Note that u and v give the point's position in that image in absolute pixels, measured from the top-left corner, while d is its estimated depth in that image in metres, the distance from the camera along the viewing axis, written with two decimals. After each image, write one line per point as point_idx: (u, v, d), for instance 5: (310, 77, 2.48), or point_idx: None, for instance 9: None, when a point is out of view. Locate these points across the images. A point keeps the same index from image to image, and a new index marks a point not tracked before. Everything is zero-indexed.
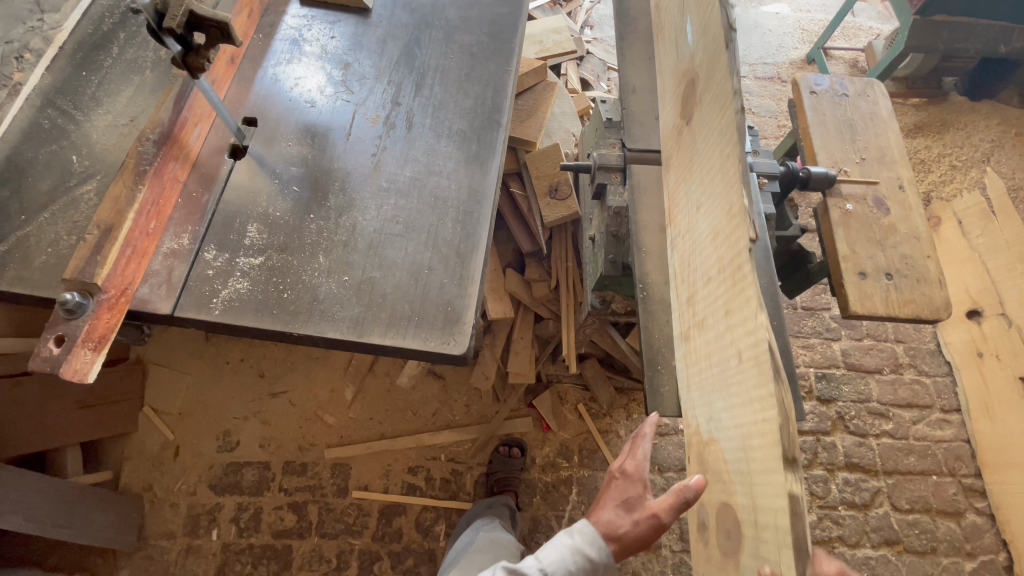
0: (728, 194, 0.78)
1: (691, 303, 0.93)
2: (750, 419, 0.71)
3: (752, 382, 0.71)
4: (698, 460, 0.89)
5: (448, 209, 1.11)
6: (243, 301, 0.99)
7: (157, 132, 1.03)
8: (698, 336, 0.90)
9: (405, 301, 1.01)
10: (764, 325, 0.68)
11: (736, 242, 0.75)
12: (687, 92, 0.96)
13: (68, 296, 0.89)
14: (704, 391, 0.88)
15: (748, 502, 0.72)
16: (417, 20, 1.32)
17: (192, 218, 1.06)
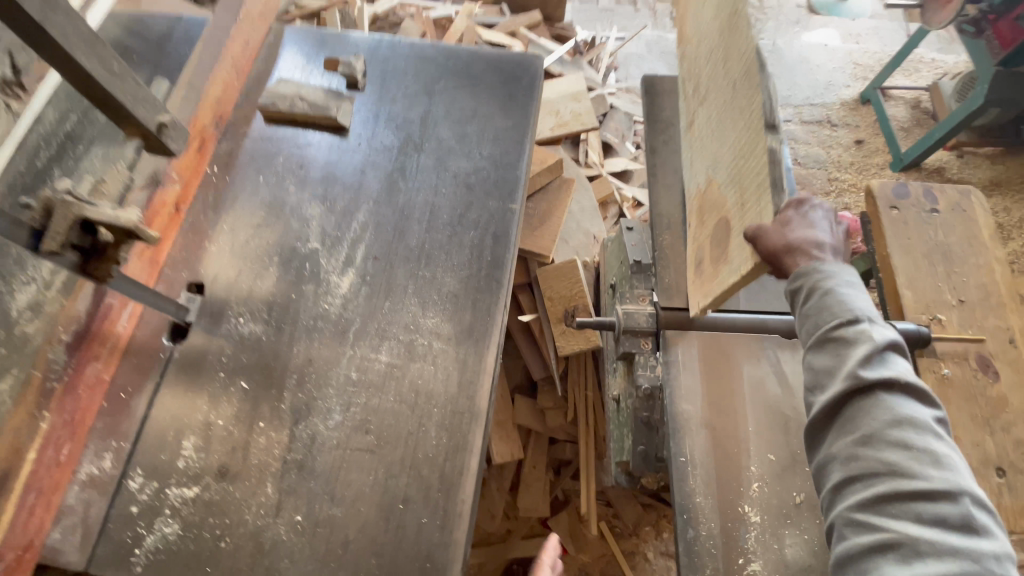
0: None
1: (693, 84, 1.02)
2: (742, 126, 0.81)
3: (747, 94, 0.80)
4: (698, 214, 0.98)
5: (433, 408, 0.88)
6: (170, 560, 0.79)
7: (71, 332, 0.84)
8: (701, 105, 0.99)
9: (369, 553, 0.79)
10: (753, 38, 0.76)
11: None
12: None
13: None
14: (704, 152, 0.97)
15: (738, 199, 0.83)
16: (404, 141, 1.11)
17: (121, 429, 0.86)
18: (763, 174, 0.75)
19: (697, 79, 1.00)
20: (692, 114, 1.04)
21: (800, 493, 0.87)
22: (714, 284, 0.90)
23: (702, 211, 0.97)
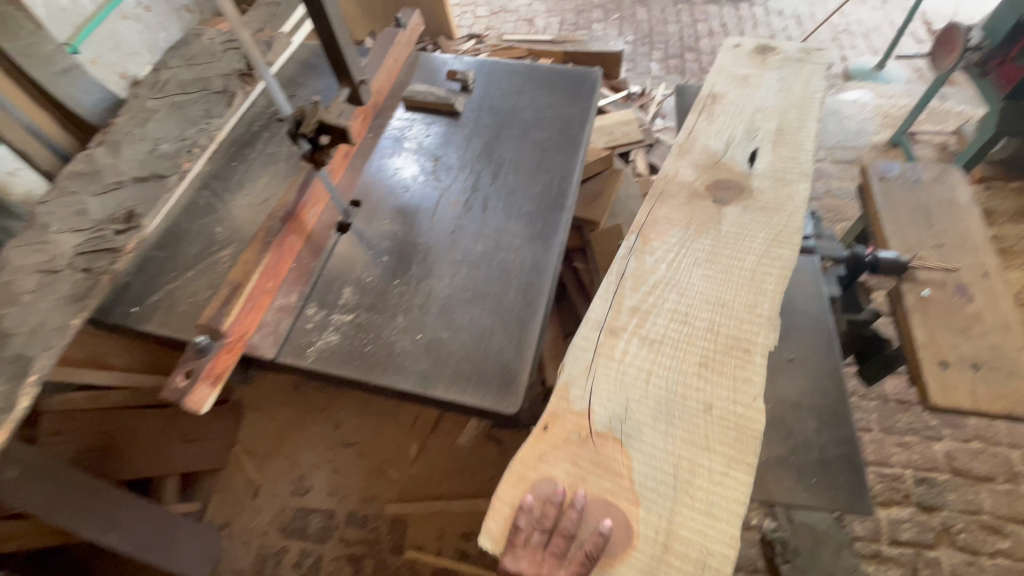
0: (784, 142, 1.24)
1: (618, 337, 0.96)
2: (708, 436, 0.86)
3: (736, 399, 0.89)
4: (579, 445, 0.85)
5: (513, 279, 1.24)
6: (330, 353, 1.15)
7: (283, 212, 1.25)
8: (647, 333, 0.96)
9: (466, 361, 1.12)
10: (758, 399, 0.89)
11: (748, 322, 0.97)
12: (722, 183, 1.16)
13: (200, 339, 1.07)
14: (619, 390, 0.91)
15: (667, 494, 0.81)
16: (498, 120, 1.55)
17: (301, 279, 1.27)
18: (723, 520, 0.78)
19: (652, 305, 1.00)
20: (601, 344, 0.96)
21: (792, 354, 1.12)
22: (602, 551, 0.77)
23: (586, 456, 0.85)
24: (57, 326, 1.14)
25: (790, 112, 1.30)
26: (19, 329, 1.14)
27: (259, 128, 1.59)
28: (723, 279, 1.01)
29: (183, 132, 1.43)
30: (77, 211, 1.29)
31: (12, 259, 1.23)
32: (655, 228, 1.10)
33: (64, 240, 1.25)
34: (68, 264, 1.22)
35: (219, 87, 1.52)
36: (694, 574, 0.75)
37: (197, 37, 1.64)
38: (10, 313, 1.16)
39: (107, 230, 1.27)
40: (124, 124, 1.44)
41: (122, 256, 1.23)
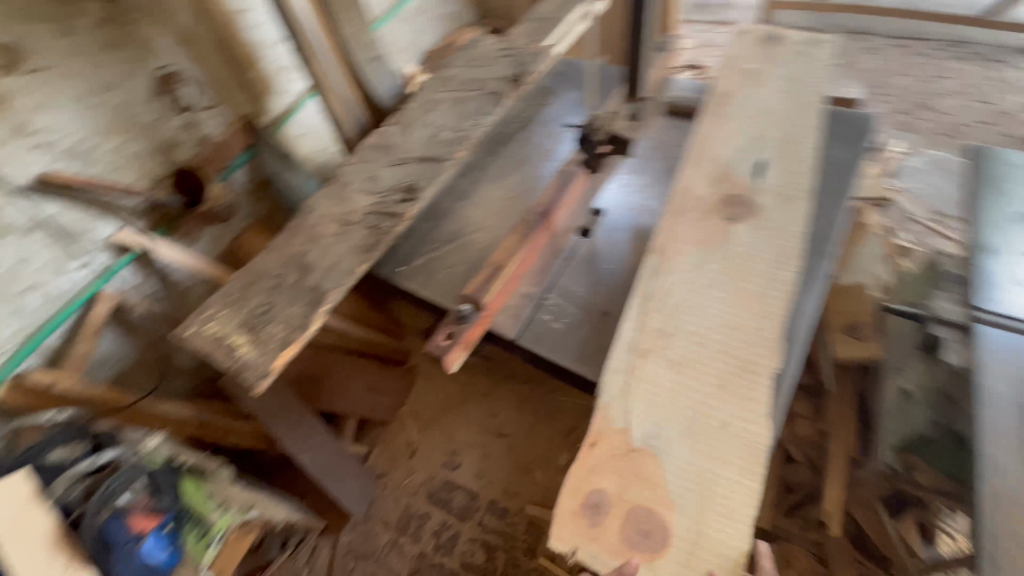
0: (721, 127, 1.48)
1: (647, 361, 1.10)
2: (727, 453, 0.99)
3: (745, 416, 1.02)
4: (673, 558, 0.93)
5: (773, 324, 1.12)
6: (567, 347, 1.20)
7: (542, 208, 1.34)
8: (671, 356, 1.10)
9: (709, 398, 1.05)
10: (762, 419, 1.01)
11: (755, 344, 1.10)
12: (723, 199, 1.32)
13: (464, 307, 1.20)
14: (649, 392, 1.07)
15: (693, 492, 0.96)
16: None
17: (542, 273, 1.34)
18: (738, 492, 0.96)
19: (675, 324, 1.14)
20: (656, 349, 1.12)
21: None
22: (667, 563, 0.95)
23: (628, 471, 0.99)
24: (347, 269, 1.32)
25: (798, 118, 1.46)
26: (317, 265, 1.34)
27: (515, 129, 1.74)
28: (715, 292, 1.17)
29: (461, 122, 1.60)
30: (372, 176, 1.51)
31: (318, 207, 1.47)
32: (676, 246, 1.25)
33: (359, 199, 1.47)
34: (360, 219, 1.42)
35: (493, 88, 1.68)
36: (693, 548, 0.92)
37: (477, 44, 1.85)
38: (313, 251, 1.37)
39: (392, 197, 1.46)
40: (414, 110, 1.67)
41: (401, 220, 1.39)
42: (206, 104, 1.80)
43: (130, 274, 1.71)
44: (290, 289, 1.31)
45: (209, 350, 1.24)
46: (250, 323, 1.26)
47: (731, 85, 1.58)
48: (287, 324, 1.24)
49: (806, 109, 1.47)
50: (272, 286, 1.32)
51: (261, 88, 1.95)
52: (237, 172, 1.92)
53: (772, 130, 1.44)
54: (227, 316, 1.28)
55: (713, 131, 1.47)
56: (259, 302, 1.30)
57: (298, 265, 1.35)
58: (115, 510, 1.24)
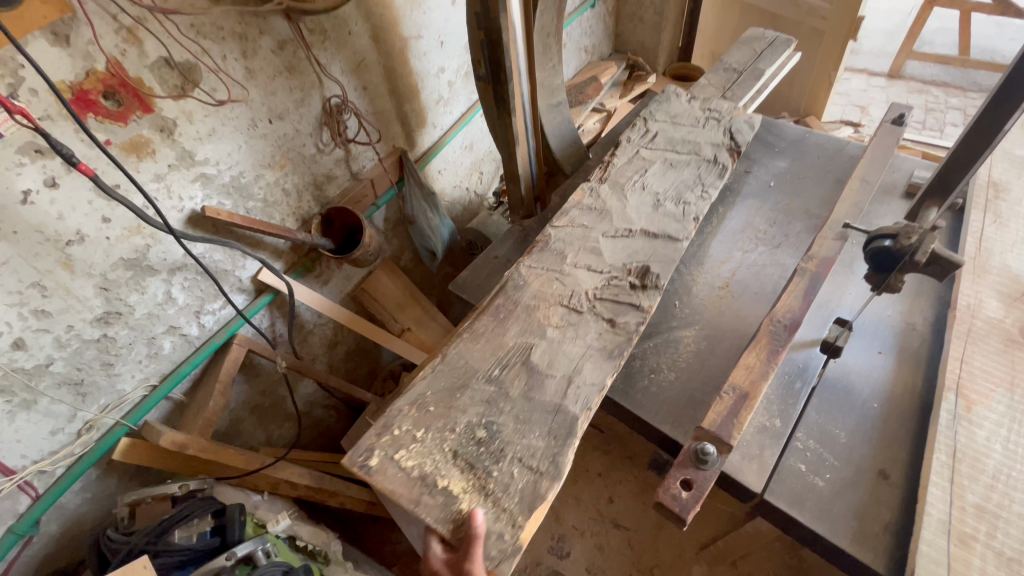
0: (1003, 227, 1.23)
1: (973, 551, 0.85)
2: None
3: None
4: None
5: None
6: (836, 518, 0.93)
7: (787, 318, 1.10)
8: (1002, 550, 0.85)
9: None
10: None
11: None
12: None
13: (707, 448, 0.95)
14: None
15: None
16: None
17: (784, 400, 1.07)
18: None
19: (1000, 500, 0.89)
20: (980, 534, 0.86)
21: None
22: None
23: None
24: (594, 381, 1.03)
25: None
26: (552, 371, 1.04)
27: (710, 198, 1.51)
28: None
29: (684, 194, 1.35)
30: (591, 248, 1.25)
31: (531, 281, 1.20)
32: (976, 384, 1.01)
33: (581, 278, 1.20)
34: (591, 307, 1.14)
35: (711, 154, 1.43)
36: None
37: (673, 98, 1.63)
38: (539, 346, 1.09)
39: (621, 281, 1.20)
40: (622, 166, 1.45)
41: (646, 315, 1.13)
42: (364, 138, 1.61)
43: (263, 318, 1.55)
44: (521, 406, 1.00)
45: (406, 494, 0.89)
46: (467, 454, 0.94)
47: (1002, 172, 1.32)
48: (525, 462, 0.93)
49: None
50: (489, 396, 1.01)
51: (416, 121, 1.77)
52: (379, 211, 1.76)
53: None
54: (428, 440, 0.95)
55: (992, 231, 1.23)
56: (474, 420, 0.98)
57: (523, 367, 1.05)
58: None
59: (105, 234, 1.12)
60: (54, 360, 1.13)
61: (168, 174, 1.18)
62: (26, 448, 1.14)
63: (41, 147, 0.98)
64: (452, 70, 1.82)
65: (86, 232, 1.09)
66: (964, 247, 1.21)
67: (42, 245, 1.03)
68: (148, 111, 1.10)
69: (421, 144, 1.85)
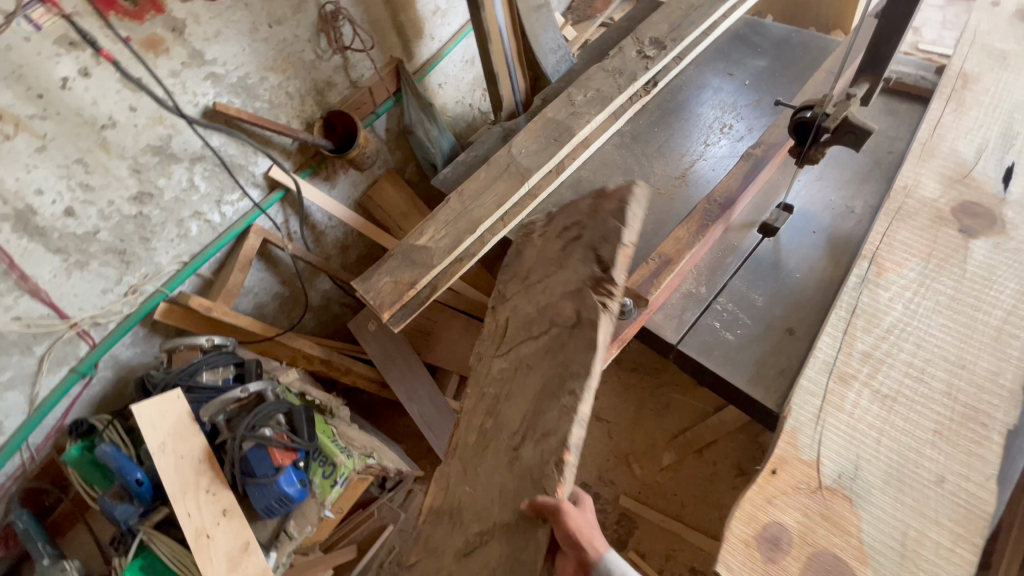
0: (963, 115, 1.23)
1: (850, 387, 0.95)
2: (942, 512, 0.82)
3: (968, 475, 0.85)
4: (814, 502, 0.85)
5: (1012, 356, 0.93)
6: (740, 364, 1.08)
7: (724, 198, 1.19)
8: (879, 387, 0.95)
9: (921, 436, 0.89)
10: (993, 490, 0.82)
11: (989, 398, 0.90)
12: (965, 211, 1.10)
13: (624, 302, 1.09)
14: (846, 433, 0.91)
15: (893, 555, 0.80)
16: (1007, 137, 1.18)
17: (715, 273, 1.18)
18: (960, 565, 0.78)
19: (888, 349, 0.98)
20: (861, 374, 0.96)
21: None
22: None
23: (815, 508, 0.84)
24: None
25: None
26: None
27: (684, 99, 1.57)
28: (942, 322, 0.99)
29: (540, 418, 0.91)
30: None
31: None
32: (892, 254, 1.08)
33: None
34: None
35: (570, 317, 0.96)
36: None
37: (530, 239, 1.14)
38: None
39: None
40: (471, 411, 1.08)
41: None
42: (360, 46, 1.73)
43: (278, 213, 1.76)
44: None
45: None
46: None
47: (976, 63, 1.30)
48: None
49: None
50: None
51: (412, 31, 1.86)
52: (380, 119, 1.90)
53: None
54: None
55: (950, 118, 1.23)
56: None
57: None
58: (258, 440, 1.31)
59: (133, 121, 1.34)
60: (101, 229, 1.38)
61: (183, 72, 1.38)
62: (85, 300, 1.42)
63: (74, 40, 1.20)
64: None
65: (118, 118, 1.31)
66: (918, 133, 1.23)
67: (82, 126, 1.27)
68: (161, 12, 1.29)
69: (419, 55, 1.95)
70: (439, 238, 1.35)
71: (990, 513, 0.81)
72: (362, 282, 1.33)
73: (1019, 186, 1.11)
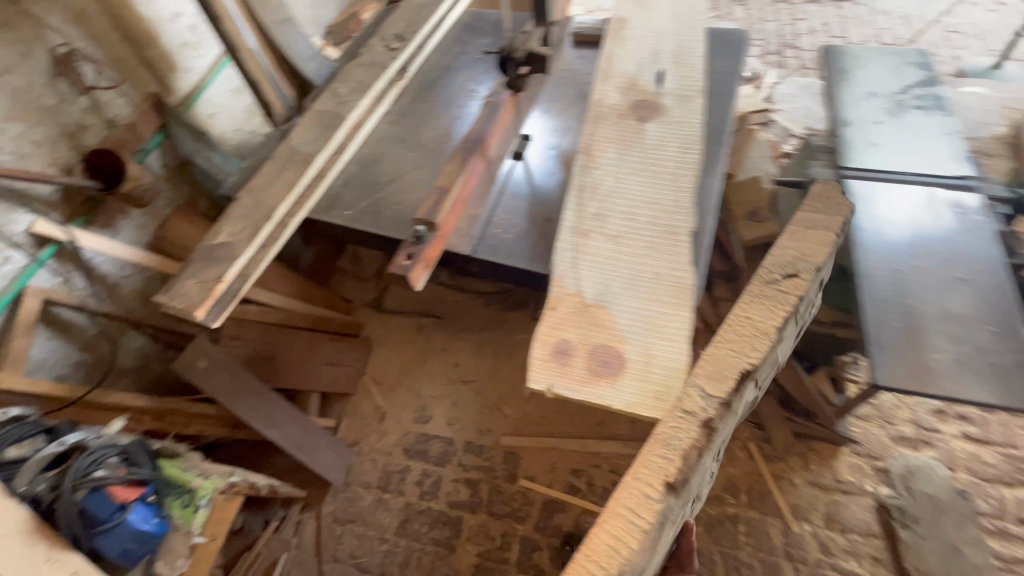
0: (622, 44, 1.68)
1: (589, 238, 1.27)
2: (661, 295, 1.17)
3: (672, 267, 1.21)
4: (577, 314, 1.14)
5: (681, 187, 1.34)
6: (518, 252, 1.37)
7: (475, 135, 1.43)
8: (608, 231, 1.28)
9: (640, 255, 1.23)
10: (687, 270, 1.19)
11: (675, 216, 1.29)
12: (638, 105, 1.52)
13: (418, 229, 1.28)
14: (594, 269, 1.21)
15: (640, 332, 1.12)
16: (653, 55, 1.65)
17: (484, 196, 1.48)
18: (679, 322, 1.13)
19: (608, 206, 1.32)
20: (595, 228, 1.29)
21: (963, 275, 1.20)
22: (585, 385, 1.05)
23: (585, 321, 1.14)
24: None
25: (688, 32, 1.70)
26: None
27: (436, 78, 1.85)
28: (638, 178, 1.36)
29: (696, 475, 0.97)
30: None
31: None
32: (597, 145, 1.44)
33: None
34: None
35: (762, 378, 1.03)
36: (644, 370, 1.06)
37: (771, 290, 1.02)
38: None
39: None
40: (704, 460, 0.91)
41: None
42: (107, 83, 1.70)
43: (55, 270, 1.63)
44: None
45: None
46: None
47: (625, 10, 1.78)
48: None
49: (692, 25, 1.72)
50: None
51: (165, 66, 1.80)
52: (153, 155, 1.87)
53: (668, 47, 1.67)
54: None
55: (617, 50, 1.67)
56: None
57: None
58: (93, 486, 1.21)
59: None
60: None
61: None
62: None
63: None
64: (190, 14, 1.83)
65: None
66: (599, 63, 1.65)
67: None
68: None
69: (179, 88, 1.87)
70: (238, 233, 1.41)
71: (689, 283, 1.17)
72: (167, 293, 1.33)
73: (665, 84, 1.57)
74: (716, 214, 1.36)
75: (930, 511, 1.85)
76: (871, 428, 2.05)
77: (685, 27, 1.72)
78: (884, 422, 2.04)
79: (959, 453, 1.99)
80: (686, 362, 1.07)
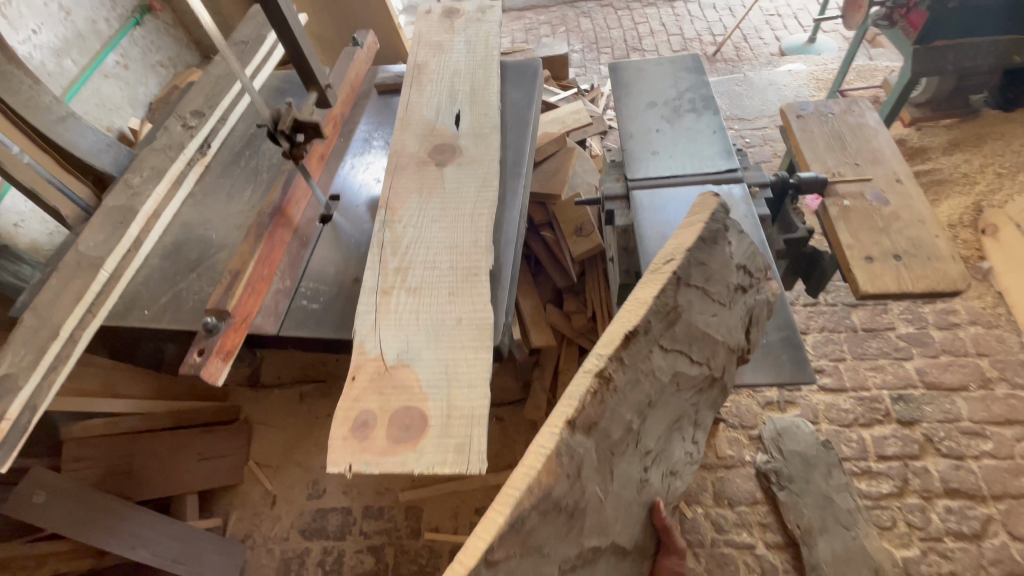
0: (419, 91, 1.71)
1: (391, 296, 1.25)
2: (462, 341, 1.17)
3: (472, 310, 1.22)
4: (378, 379, 1.11)
5: (479, 226, 1.36)
6: (328, 320, 1.36)
7: (270, 207, 1.37)
8: (409, 285, 1.27)
9: (441, 303, 1.23)
10: (486, 310, 1.21)
11: (473, 257, 1.30)
12: (436, 150, 1.54)
13: (208, 320, 1.19)
14: (396, 327, 1.19)
15: (443, 385, 1.11)
16: (448, 97, 1.69)
17: (292, 268, 1.44)
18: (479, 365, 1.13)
19: (409, 259, 1.31)
20: (396, 284, 1.27)
21: None
22: (385, 456, 1.02)
23: (387, 385, 1.11)
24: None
25: (481, 70, 1.75)
26: None
27: (243, 149, 1.79)
28: (438, 225, 1.37)
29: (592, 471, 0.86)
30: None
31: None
32: (396, 197, 1.44)
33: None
34: None
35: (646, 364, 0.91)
36: (447, 424, 1.05)
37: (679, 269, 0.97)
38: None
39: None
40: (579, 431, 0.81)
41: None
42: None
43: None
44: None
45: None
46: None
47: (420, 56, 1.81)
48: None
49: (484, 61, 1.77)
50: None
51: None
52: None
53: (464, 86, 1.71)
54: None
55: (414, 97, 1.69)
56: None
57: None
58: None
59: None
60: None
61: None
62: None
63: None
64: None
65: None
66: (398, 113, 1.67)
67: None
68: None
69: None
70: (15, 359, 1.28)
71: (488, 324, 1.18)
72: None
73: (462, 124, 1.60)
74: (514, 247, 1.42)
75: (802, 468, 1.97)
76: (741, 399, 2.19)
77: (477, 64, 1.77)
78: (751, 391, 2.18)
79: (819, 406, 2.14)
80: (486, 407, 1.07)
